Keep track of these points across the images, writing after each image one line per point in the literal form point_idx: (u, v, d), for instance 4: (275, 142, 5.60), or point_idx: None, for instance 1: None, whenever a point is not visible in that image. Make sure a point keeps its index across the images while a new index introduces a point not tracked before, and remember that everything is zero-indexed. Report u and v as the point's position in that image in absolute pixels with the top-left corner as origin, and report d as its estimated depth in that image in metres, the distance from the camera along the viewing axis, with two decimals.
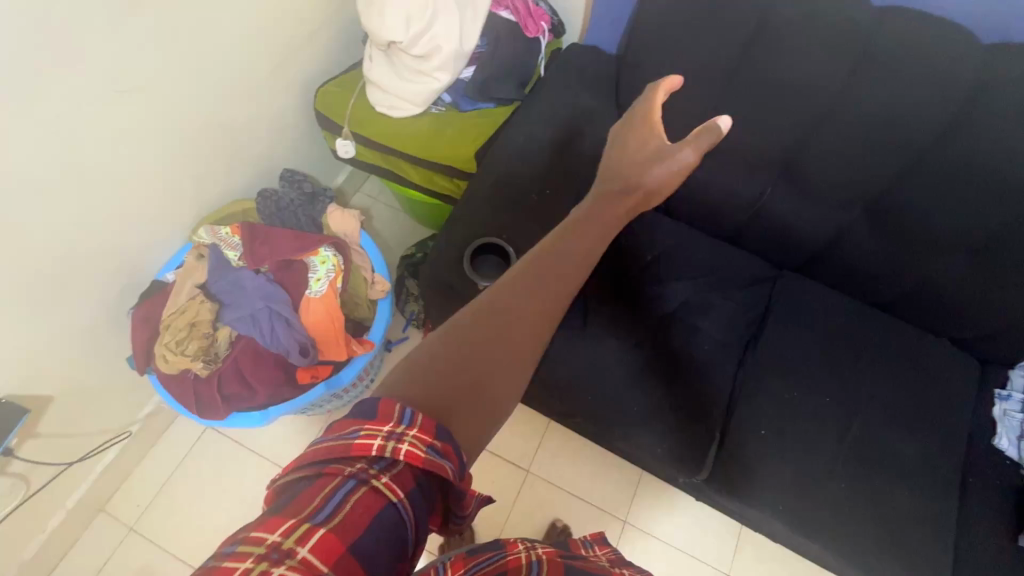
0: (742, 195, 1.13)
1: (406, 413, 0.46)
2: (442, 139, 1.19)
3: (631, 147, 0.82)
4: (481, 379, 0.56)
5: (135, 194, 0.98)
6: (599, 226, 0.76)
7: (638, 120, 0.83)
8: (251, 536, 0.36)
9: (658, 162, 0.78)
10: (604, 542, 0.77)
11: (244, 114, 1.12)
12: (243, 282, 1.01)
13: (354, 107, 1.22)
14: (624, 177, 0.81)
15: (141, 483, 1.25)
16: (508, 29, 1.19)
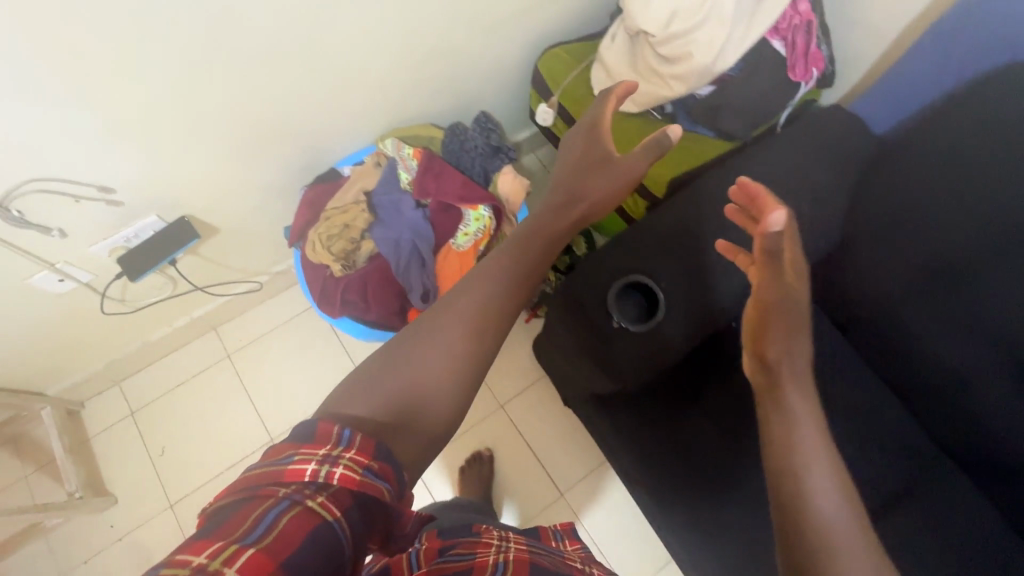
0: (947, 358, 0.94)
1: (345, 436, 0.42)
2: (643, 149, 1.11)
3: (580, 149, 0.68)
4: (434, 381, 0.49)
5: (350, 88, 1.03)
6: (554, 223, 0.60)
7: (585, 121, 0.70)
8: (176, 559, 0.35)
9: (609, 171, 0.64)
10: (574, 538, 0.84)
11: (472, 48, 1.12)
12: (404, 209, 1.05)
13: (572, 80, 1.16)
14: (571, 181, 0.65)
15: (250, 323, 1.40)
16: (772, 62, 1.04)
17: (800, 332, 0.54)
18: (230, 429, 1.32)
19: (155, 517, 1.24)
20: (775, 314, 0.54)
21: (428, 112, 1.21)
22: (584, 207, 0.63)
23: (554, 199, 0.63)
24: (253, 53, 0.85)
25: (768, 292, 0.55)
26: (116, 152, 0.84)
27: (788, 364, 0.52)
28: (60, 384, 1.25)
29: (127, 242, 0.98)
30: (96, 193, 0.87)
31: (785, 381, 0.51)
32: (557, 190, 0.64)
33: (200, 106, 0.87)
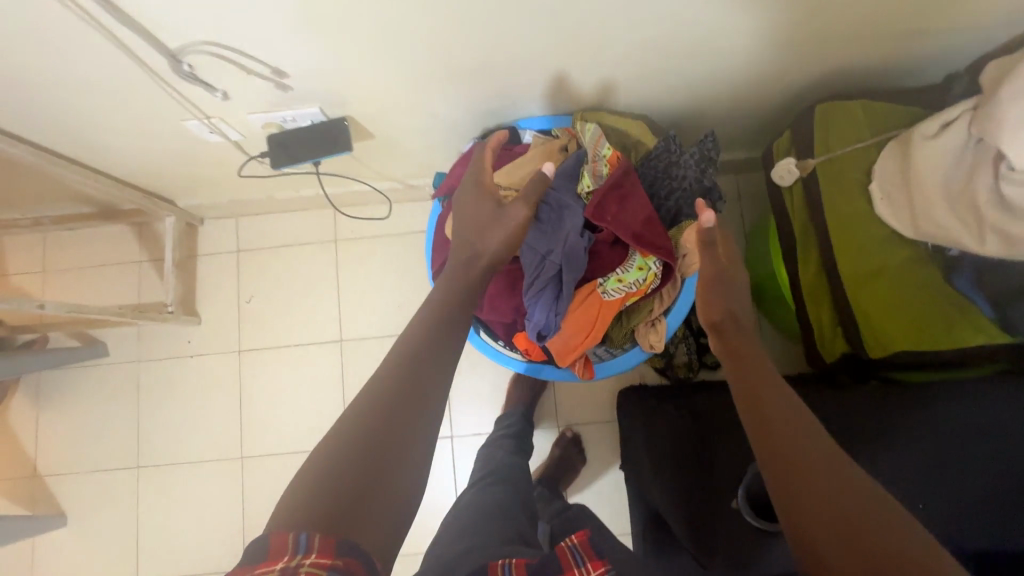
0: None
1: (302, 541, 0.44)
2: (894, 286, 0.82)
3: (473, 217, 0.80)
4: (383, 442, 0.55)
5: (576, 57, 0.80)
6: (454, 296, 0.72)
7: (471, 189, 0.82)
8: None
9: (498, 223, 0.78)
10: (599, 558, 0.59)
11: (745, 61, 0.84)
12: (567, 223, 0.85)
13: (847, 155, 0.86)
14: (473, 235, 0.78)
15: (367, 219, 1.35)
16: None
17: (734, 290, 0.82)
18: (311, 312, 1.34)
19: (223, 354, 1.33)
20: (713, 288, 0.81)
21: (649, 105, 0.97)
22: (491, 254, 0.77)
23: (470, 261, 0.76)
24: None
25: (706, 269, 0.83)
26: (298, 42, 0.71)
27: (728, 320, 0.79)
28: (188, 200, 1.29)
29: (283, 122, 0.90)
30: (267, 73, 0.77)
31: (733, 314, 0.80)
32: (462, 253, 0.77)
33: (403, 24, 0.70)
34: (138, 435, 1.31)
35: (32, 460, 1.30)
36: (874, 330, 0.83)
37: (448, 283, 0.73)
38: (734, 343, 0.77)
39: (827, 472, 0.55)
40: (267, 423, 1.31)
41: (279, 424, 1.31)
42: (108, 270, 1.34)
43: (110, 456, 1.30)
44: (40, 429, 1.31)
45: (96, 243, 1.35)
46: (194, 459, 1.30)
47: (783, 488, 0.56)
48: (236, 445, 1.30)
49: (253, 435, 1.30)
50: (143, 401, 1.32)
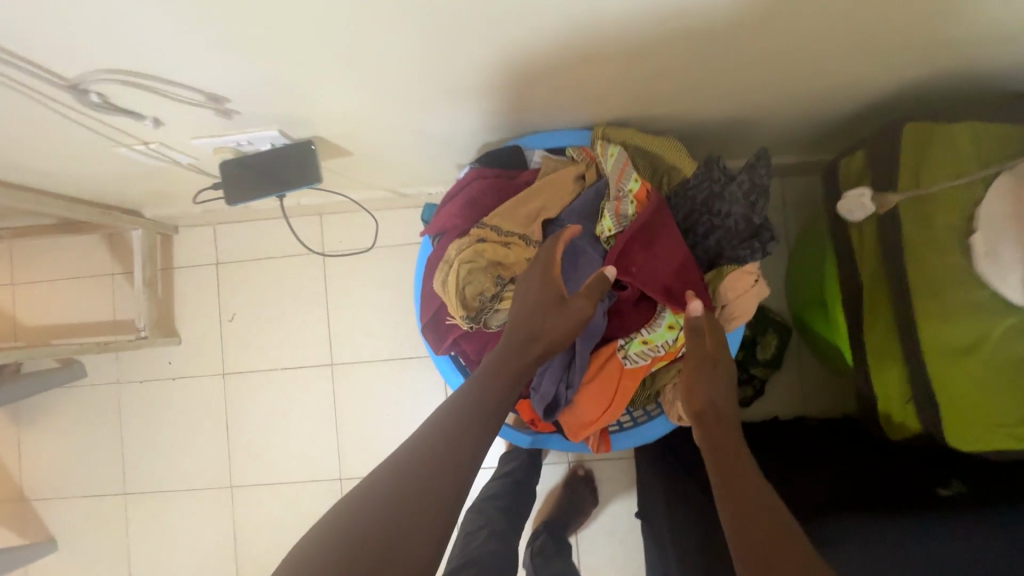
0: None
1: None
2: (987, 363, 0.67)
3: (530, 298, 0.66)
4: (385, 544, 0.48)
5: (599, 68, 0.61)
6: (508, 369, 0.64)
7: (538, 267, 0.67)
8: None
9: (557, 310, 0.64)
10: None
11: (818, 69, 0.64)
12: (580, 281, 0.72)
13: (941, 191, 0.68)
14: (526, 318, 0.65)
15: (357, 228, 1.20)
16: None
17: (723, 369, 0.67)
18: (298, 332, 1.22)
19: (207, 376, 1.23)
20: (700, 366, 0.65)
21: (690, 115, 0.77)
22: (545, 346, 0.64)
23: (520, 349, 0.64)
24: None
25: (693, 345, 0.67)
26: (232, 62, 0.54)
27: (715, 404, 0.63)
28: (157, 208, 1.15)
29: (238, 145, 0.74)
30: (203, 101, 0.60)
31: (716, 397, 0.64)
32: (514, 335, 0.65)
33: (366, 38, 0.52)
34: (123, 460, 1.24)
35: (17, 483, 1.25)
36: (959, 417, 0.68)
37: (499, 361, 0.63)
38: (719, 433, 0.60)
39: None
40: (256, 451, 1.22)
41: (268, 452, 1.22)
42: (79, 283, 1.23)
43: (96, 481, 1.24)
44: (23, 451, 1.25)
45: (65, 254, 1.23)
46: (182, 486, 1.22)
47: None
48: (225, 472, 1.22)
49: (243, 463, 1.22)
50: (126, 424, 1.24)
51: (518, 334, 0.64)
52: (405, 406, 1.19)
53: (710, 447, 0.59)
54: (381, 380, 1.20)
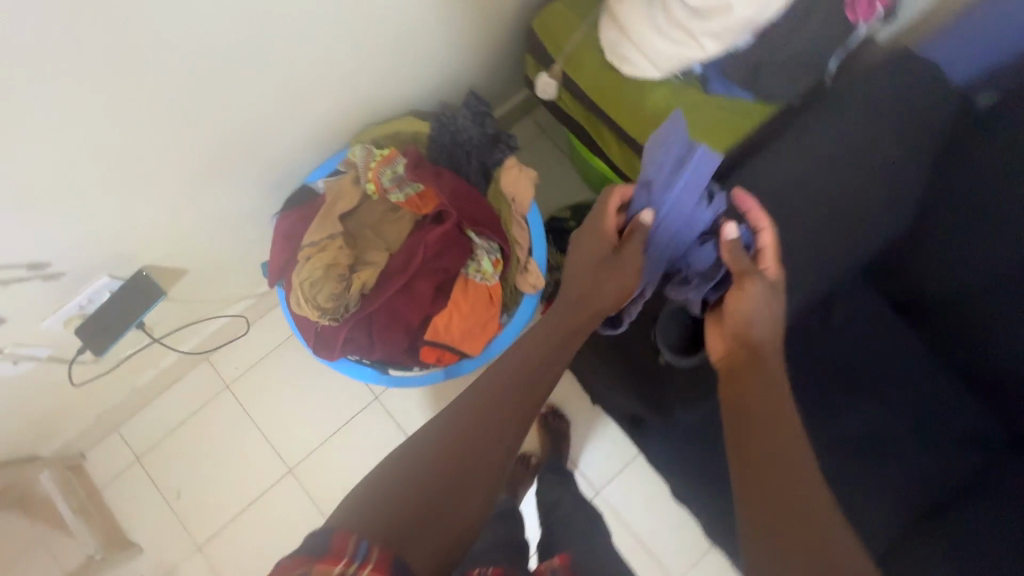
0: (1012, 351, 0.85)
1: (359, 551, 0.50)
2: (681, 113, 0.93)
3: (588, 258, 0.80)
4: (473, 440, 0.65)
5: (307, 84, 0.83)
6: (550, 339, 0.78)
7: (595, 232, 0.81)
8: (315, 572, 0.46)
9: (615, 270, 0.79)
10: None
11: (443, 21, 0.92)
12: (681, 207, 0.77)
13: (579, 45, 0.96)
14: (582, 271, 0.81)
15: (244, 350, 1.29)
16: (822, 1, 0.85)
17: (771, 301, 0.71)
18: (244, 464, 1.25)
19: (184, 561, 1.21)
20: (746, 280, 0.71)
21: (406, 97, 1.01)
22: (603, 301, 0.79)
23: (581, 315, 0.79)
24: (175, 57, 0.67)
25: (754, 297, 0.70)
26: (27, 220, 0.69)
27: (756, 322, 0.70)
28: (53, 444, 1.17)
29: (82, 308, 0.85)
30: (26, 272, 0.74)
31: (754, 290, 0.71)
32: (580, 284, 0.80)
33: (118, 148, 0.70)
34: None
35: None
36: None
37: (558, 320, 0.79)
38: (763, 382, 0.65)
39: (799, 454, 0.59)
40: None
41: None
42: None
43: None
44: None
45: None
46: None
47: (754, 465, 0.59)
48: None
49: None
50: None
51: (583, 289, 0.80)
52: (370, 457, 1.25)
53: (757, 382, 0.65)
54: (339, 453, 1.26)
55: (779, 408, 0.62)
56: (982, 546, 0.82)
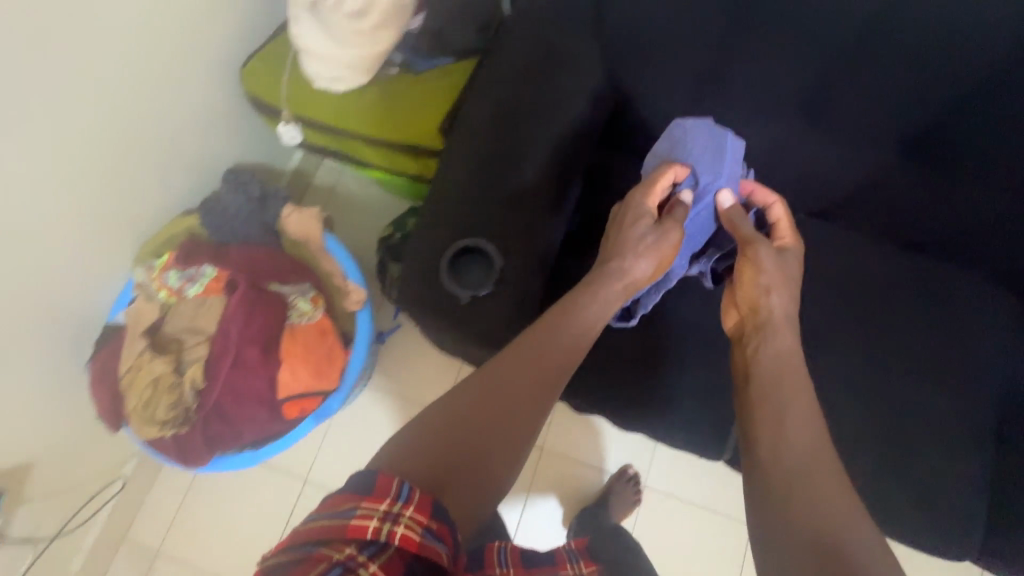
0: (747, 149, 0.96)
1: (403, 491, 0.52)
2: (404, 99, 1.02)
3: (627, 228, 0.82)
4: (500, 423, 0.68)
5: (43, 234, 0.83)
6: (581, 311, 0.79)
7: (631, 210, 0.83)
8: (355, 521, 0.48)
9: (658, 239, 0.80)
10: (588, 559, 0.90)
11: (157, 126, 0.94)
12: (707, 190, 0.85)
13: (291, 85, 1.03)
14: (616, 252, 0.81)
15: (153, 510, 1.23)
16: None
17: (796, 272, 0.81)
18: None
19: None
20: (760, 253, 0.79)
21: (166, 203, 1.03)
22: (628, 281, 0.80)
23: (600, 280, 0.81)
24: None
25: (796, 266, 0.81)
26: None
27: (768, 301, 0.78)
28: None
29: None
30: None
31: (761, 261, 0.79)
32: (609, 269, 0.80)
33: None
34: None
35: None
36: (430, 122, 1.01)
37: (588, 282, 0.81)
38: (776, 343, 0.76)
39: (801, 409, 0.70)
40: None
41: None
42: None
43: None
44: None
45: None
46: None
47: (768, 423, 0.70)
48: None
49: None
50: None
51: (606, 264, 0.81)
52: None
53: (774, 352, 0.76)
54: None
55: (784, 356, 0.75)
56: (809, 317, 0.95)
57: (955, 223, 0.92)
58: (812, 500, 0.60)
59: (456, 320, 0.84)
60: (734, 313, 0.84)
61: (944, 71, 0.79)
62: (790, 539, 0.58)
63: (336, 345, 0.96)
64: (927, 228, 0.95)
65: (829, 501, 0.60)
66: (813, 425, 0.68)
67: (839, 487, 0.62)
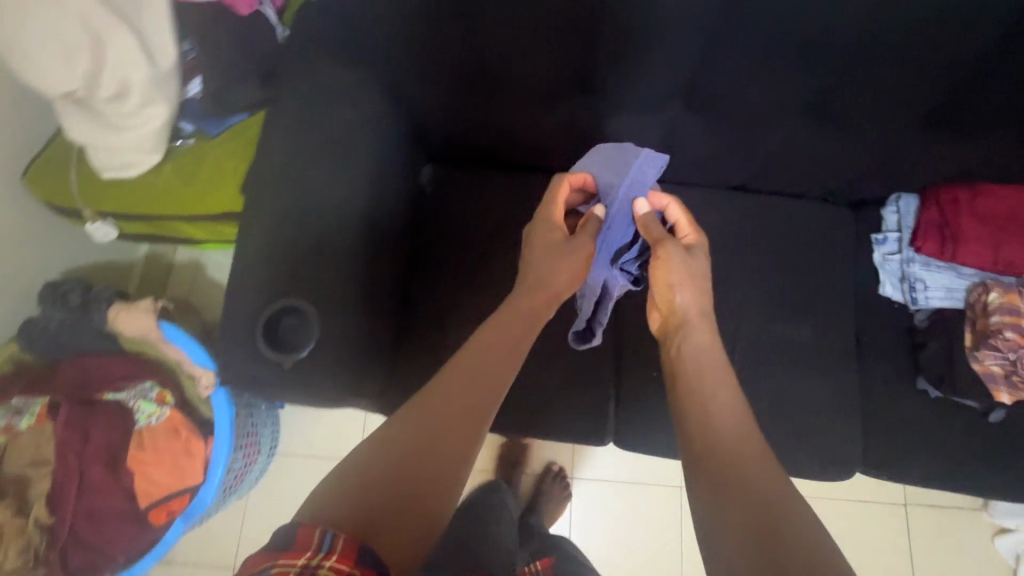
0: (550, 136, 0.96)
1: (325, 541, 0.52)
2: (204, 167, 0.98)
3: (541, 243, 0.86)
4: (438, 446, 0.67)
5: None
6: (512, 323, 0.82)
7: (545, 225, 0.87)
8: (273, 574, 0.48)
9: (568, 253, 0.84)
10: None
11: None
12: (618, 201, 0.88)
13: (81, 184, 0.98)
14: (534, 267, 0.85)
15: None
16: (204, 18, 0.91)
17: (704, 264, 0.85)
18: None
19: None
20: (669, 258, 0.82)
21: None
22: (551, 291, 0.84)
23: (528, 297, 0.84)
24: None
25: (705, 256, 0.85)
26: None
27: (681, 298, 0.83)
28: None
29: None
30: None
31: (670, 262, 0.82)
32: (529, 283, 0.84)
33: None
34: None
35: None
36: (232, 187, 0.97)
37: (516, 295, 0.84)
38: (697, 339, 0.80)
39: (715, 394, 0.74)
40: None
41: None
42: None
43: None
44: None
45: None
46: None
47: (693, 412, 0.73)
48: None
49: None
50: None
51: (527, 279, 0.85)
52: None
53: (697, 346, 0.80)
54: None
55: (704, 357, 0.78)
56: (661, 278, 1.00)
57: (755, 162, 0.95)
58: (748, 483, 0.63)
59: (287, 387, 0.82)
60: (658, 314, 0.88)
61: (686, 29, 0.77)
62: (727, 524, 0.60)
63: (192, 438, 0.91)
64: (734, 171, 0.98)
65: (761, 484, 0.63)
66: (739, 423, 0.71)
67: (765, 469, 0.65)
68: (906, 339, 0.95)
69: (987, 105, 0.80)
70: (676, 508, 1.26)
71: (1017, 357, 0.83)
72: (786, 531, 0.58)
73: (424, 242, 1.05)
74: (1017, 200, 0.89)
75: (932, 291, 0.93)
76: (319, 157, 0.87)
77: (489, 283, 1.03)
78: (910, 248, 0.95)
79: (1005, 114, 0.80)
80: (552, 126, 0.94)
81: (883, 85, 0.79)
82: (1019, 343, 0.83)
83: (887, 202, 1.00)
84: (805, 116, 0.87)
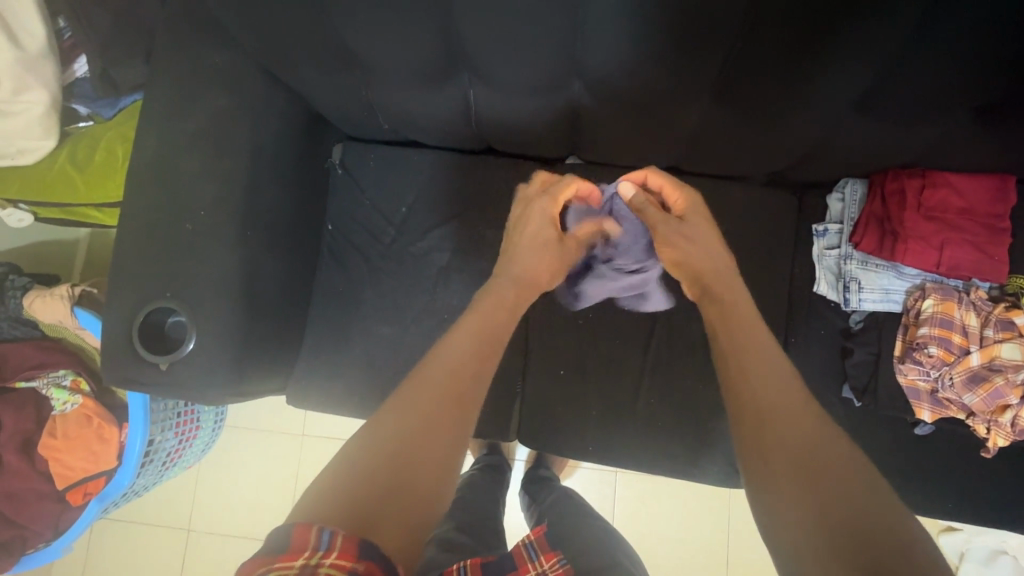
0: (452, 117, 0.89)
1: (323, 539, 0.42)
2: (94, 151, 0.95)
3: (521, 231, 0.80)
4: (440, 415, 0.58)
5: None
6: (500, 304, 0.73)
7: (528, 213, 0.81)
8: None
9: (545, 243, 0.79)
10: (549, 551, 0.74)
11: None
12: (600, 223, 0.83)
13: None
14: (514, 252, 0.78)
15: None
16: None
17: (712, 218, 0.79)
18: None
19: None
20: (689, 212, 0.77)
21: None
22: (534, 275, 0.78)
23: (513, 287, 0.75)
24: None
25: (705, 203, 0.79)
26: None
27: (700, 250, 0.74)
28: None
29: None
30: None
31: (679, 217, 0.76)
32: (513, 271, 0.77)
33: None
34: None
35: None
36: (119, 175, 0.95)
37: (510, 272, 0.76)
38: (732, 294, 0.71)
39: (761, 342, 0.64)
40: None
41: None
42: None
43: None
44: None
45: None
46: None
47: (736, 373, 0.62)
48: None
49: None
50: None
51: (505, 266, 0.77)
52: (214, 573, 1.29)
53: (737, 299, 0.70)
54: None
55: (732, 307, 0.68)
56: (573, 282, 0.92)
57: (674, 143, 0.86)
58: (799, 445, 0.54)
59: (167, 389, 0.80)
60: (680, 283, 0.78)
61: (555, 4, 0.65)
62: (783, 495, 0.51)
63: (104, 424, 0.94)
64: (655, 154, 0.89)
65: (816, 445, 0.53)
66: (783, 377, 0.60)
67: (814, 425, 0.55)
68: (840, 341, 0.88)
69: (925, 85, 0.67)
70: (610, 495, 1.23)
71: (939, 374, 0.79)
72: (864, 500, 0.48)
73: (339, 225, 1.02)
74: (969, 194, 0.78)
75: (867, 294, 0.84)
76: (188, 149, 0.80)
77: (403, 273, 1.00)
78: (849, 244, 0.86)
79: (949, 97, 0.68)
80: (446, 107, 0.88)
81: (797, 70, 0.67)
82: (942, 359, 0.79)
83: (834, 187, 0.89)
84: (714, 98, 0.76)
